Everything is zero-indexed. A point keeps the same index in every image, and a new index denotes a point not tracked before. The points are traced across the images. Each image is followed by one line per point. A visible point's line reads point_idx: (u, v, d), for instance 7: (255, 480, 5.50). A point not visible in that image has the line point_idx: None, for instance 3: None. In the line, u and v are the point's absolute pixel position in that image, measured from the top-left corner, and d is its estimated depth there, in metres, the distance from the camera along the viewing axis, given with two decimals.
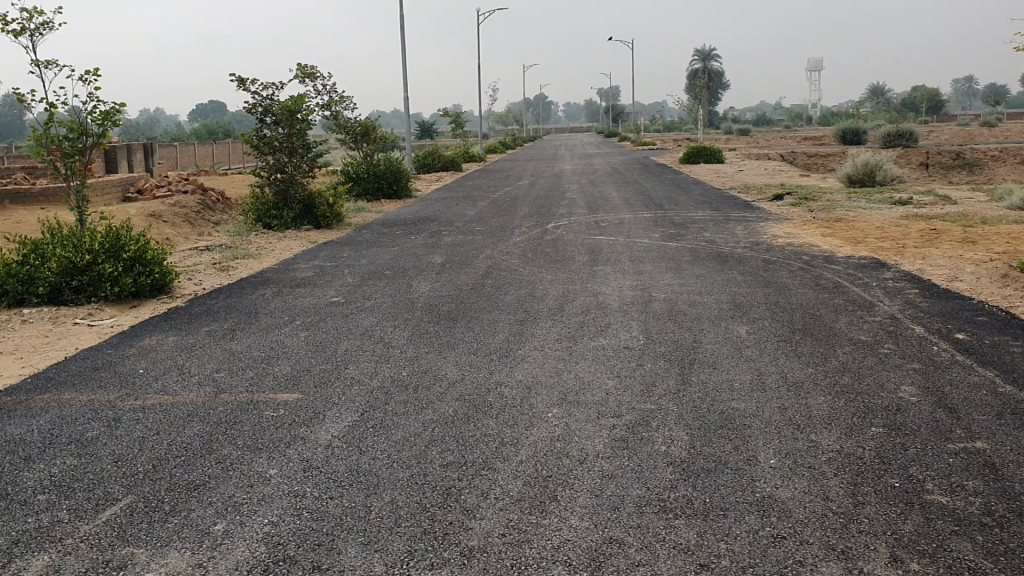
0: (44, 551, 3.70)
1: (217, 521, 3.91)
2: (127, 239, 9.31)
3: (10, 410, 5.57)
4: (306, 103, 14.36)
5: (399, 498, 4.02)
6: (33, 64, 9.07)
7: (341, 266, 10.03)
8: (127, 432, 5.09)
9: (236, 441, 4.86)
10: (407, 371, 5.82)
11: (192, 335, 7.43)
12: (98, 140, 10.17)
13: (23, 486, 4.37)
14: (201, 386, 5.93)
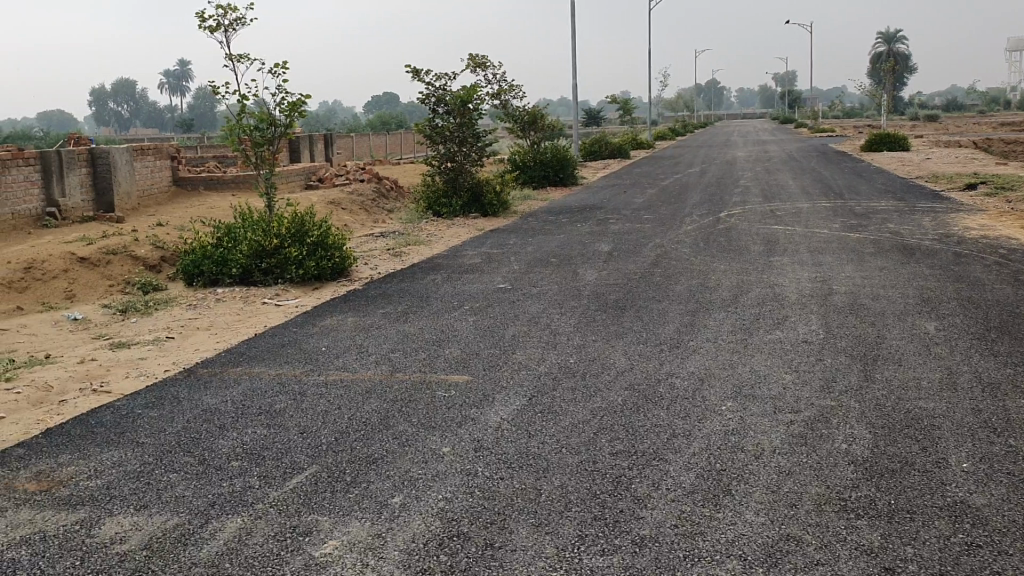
0: (237, 514, 3.95)
1: (394, 495, 4.05)
2: (310, 225, 9.80)
3: (205, 381, 5.98)
4: (477, 93, 14.63)
5: (569, 483, 4.03)
6: (228, 59, 9.63)
7: (509, 253, 10.17)
8: (310, 406, 5.36)
9: (411, 419, 5.01)
10: (575, 358, 5.83)
11: (369, 316, 7.73)
12: (285, 130, 10.72)
13: (218, 452, 4.68)
14: (377, 365, 6.16)
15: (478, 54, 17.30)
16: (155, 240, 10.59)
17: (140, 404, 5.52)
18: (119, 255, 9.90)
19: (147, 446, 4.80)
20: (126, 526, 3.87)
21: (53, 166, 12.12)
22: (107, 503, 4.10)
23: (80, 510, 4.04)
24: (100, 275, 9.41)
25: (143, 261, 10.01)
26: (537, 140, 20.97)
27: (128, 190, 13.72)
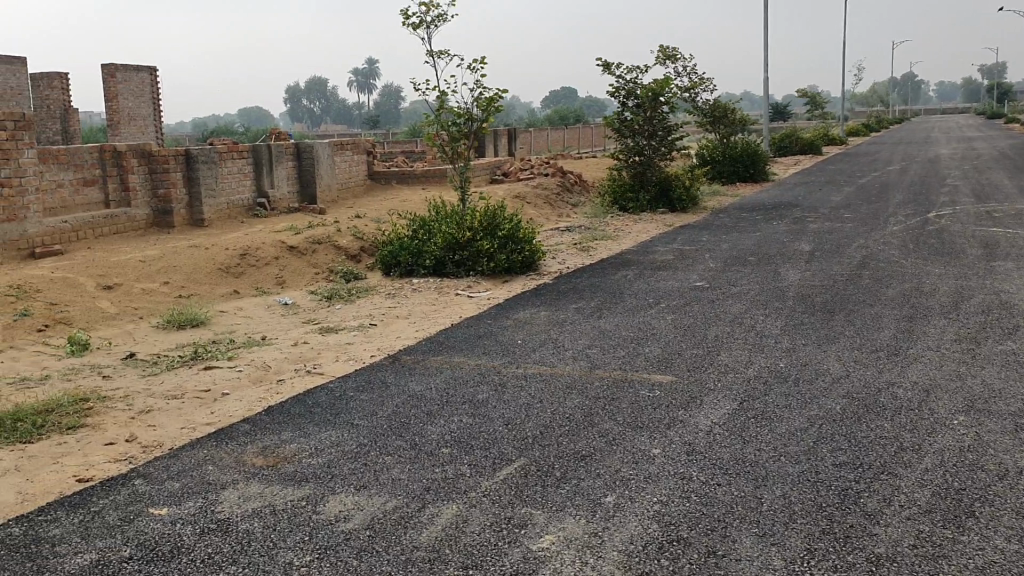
0: (452, 501, 3.99)
1: (607, 493, 3.99)
2: (503, 218, 9.92)
3: (410, 367, 6.14)
4: (670, 85, 14.32)
5: (792, 493, 3.84)
6: (429, 55, 9.86)
7: (702, 251, 9.92)
8: (513, 398, 5.39)
9: (616, 417, 4.94)
10: (785, 362, 5.59)
11: (564, 310, 7.72)
12: (480, 125, 10.89)
13: (429, 438, 4.77)
14: (576, 361, 6.13)
15: (668, 47, 16.99)
16: (355, 231, 11.04)
17: (351, 387, 5.73)
18: (323, 245, 10.38)
19: (360, 429, 4.96)
20: (349, 505, 3.99)
21: (263, 160, 12.86)
22: (329, 481, 4.26)
23: (303, 486, 4.21)
24: (306, 263, 9.89)
25: (345, 251, 10.45)
26: (724, 134, 20.47)
27: (328, 183, 14.38)
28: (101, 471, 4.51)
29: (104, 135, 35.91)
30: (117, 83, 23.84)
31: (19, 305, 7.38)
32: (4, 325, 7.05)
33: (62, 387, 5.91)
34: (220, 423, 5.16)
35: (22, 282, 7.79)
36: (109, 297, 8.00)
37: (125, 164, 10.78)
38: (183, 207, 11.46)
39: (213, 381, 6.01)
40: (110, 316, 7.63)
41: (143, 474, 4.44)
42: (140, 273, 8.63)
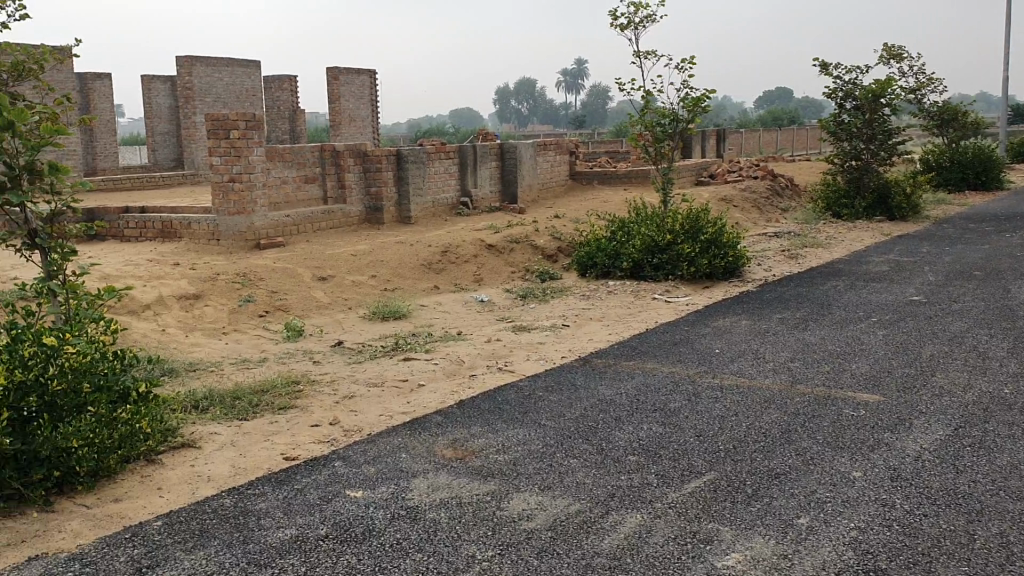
0: (636, 510, 3.92)
1: (800, 515, 3.78)
2: (705, 221, 9.69)
3: (602, 371, 6.12)
4: (893, 86, 13.50)
5: (1011, 533, 3.49)
6: (636, 56, 9.79)
7: (922, 263, 9.27)
8: (706, 408, 5.24)
9: (815, 435, 4.69)
10: (1010, 389, 5.11)
11: (765, 320, 7.44)
12: (686, 126, 10.70)
13: (616, 444, 4.72)
14: (776, 373, 5.88)
15: (893, 45, 16.02)
16: (554, 231, 11.14)
17: (541, 386, 5.78)
18: (523, 244, 10.55)
19: (548, 429, 4.98)
20: (533, 505, 4.01)
21: (469, 160, 13.24)
22: (515, 478, 4.30)
23: (490, 481, 4.28)
24: (505, 261, 10.09)
25: (544, 251, 10.57)
26: (954, 137, 19.05)
27: (531, 183, 14.61)
28: (305, 451, 4.78)
29: (327, 134, 38.21)
30: (340, 85, 25.30)
31: (243, 292, 7.98)
32: (230, 310, 7.64)
33: (276, 369, 6.32)
34: (415, 413, 5.35)
35: (248, 271, 8.41)
36: (322, 287, 8.48)
37: (342, 163, 11.41)
38: (393, 205, 11.99)
39: (411, 372, 6.24)
40: (322, 305, 8.10)
41: (342, 457, 4.67)
42: (351, 266, 9.11)
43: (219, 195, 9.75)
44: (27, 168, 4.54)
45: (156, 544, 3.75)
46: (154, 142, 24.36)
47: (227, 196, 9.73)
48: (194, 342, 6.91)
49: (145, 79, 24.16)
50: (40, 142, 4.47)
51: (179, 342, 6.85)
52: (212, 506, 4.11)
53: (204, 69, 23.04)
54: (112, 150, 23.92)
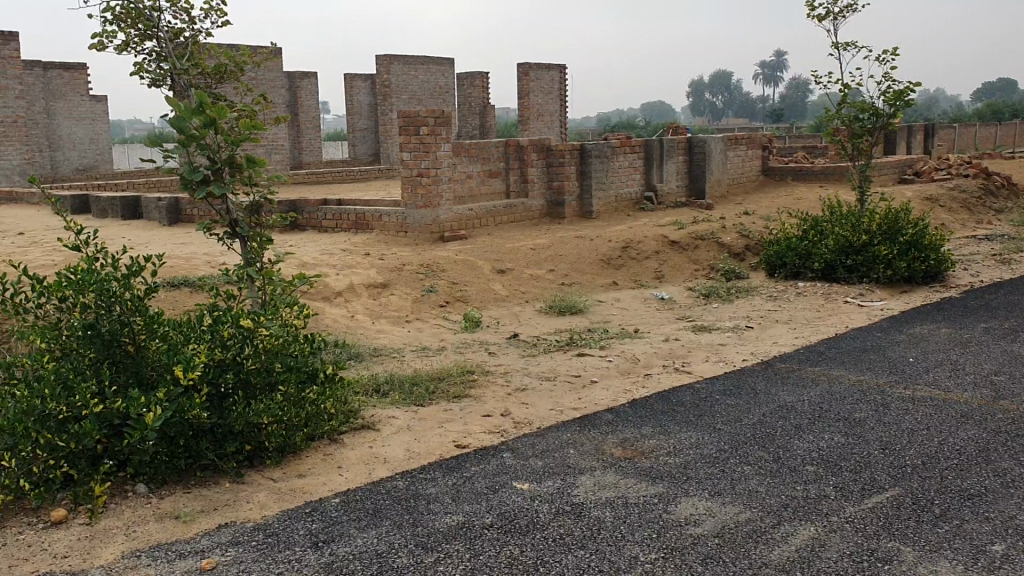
0: (811, 523, 3.74)
1: (995, 542, 3.48)
2: (906, 222, 9.11)
3: (784, 375, 5.89)
4: None
5: None
6: (835, 47, 9.35)
7: None
8: (894, 420, 4.92)
9: (1018, 457, 4.31)
10: None
11: (969, 329, 6.92)
12: (888, 121, 10.10)
13: (793, 453, 4.52)
14: (978, 387, 5.45)
15: None
16: (741, 229, 10.80)
17: (718, 389, 5.63)
18: (707, 241, 10.31)
19: (722, 434, 4.84)
20: (701, 510, 3.91)
21: (654, 154, 13.09)
22: (685, 482, 4.21)
23: (658, 483, 4.20)
24: (687, 259, 9.89)
25: (729, 248, 10.28)
26: None
27: (719, 178, 14.25)
28: (476, 440, 4.87)
29: (518, 128, 38.82)
30: (530, 81, 25.66)
31: (427, 282, 8.25)
32: (414, 299, 7.91)
33: (454, 358, 6.49)
34: (586, 409, 5.34)
35: (432, 262, 8.68)
36: (502, 280, 8.63)
37: (526, 157, 11.56)
38: (576, 199, 12.02)
39: (585, 367, 6.24)
40: (502, 298, 8.24)
41: (512, 448, 4.73)
42: (531, 259, 9.21)
43: (409, 189, 10.11)
44: (229, 161, 4.88)
45: (332, 520, 3.93)
46: (354, 138, 25.62)
47: (415, 190, 10.06)
48: (379, 328, 7.21)
49: (348, 76, 25.47)
50: (240, 138, 4.80)
51: (364, 328, 7.17)
52: (386, 487, 4.27)
53: (401, 68, 23.96)
54: (315, 145, 25.35)
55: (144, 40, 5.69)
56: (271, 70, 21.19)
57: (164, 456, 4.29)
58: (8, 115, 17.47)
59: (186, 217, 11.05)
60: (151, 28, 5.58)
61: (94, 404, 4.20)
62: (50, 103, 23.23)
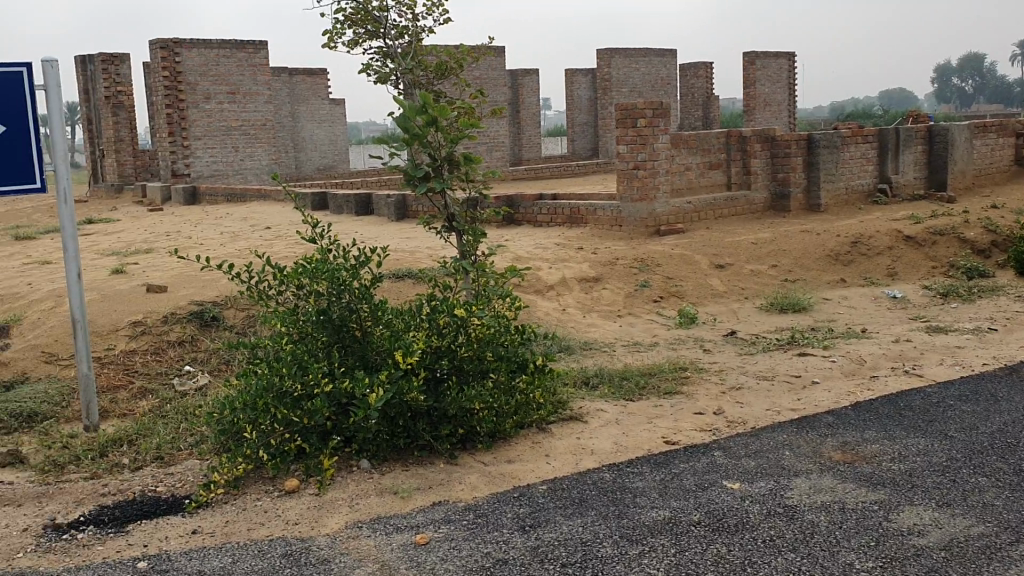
0: None
1: None
2: None
3: None
4: None
5: None
6: None
7: None
8: None
9: None
10: None
11: None
12: None
13: None
14: None
15: None
16: (987, 223, 9.95)
17: (953, 394, 5.22)
18: (947, 236, 9.57)
19: (955, 442, 4.49)
20: (927, 520, 3.65)
21: (889, 144, 12.34)
22: (910, 490, 3.94)
23: (880, 490, 3.96)
24: (924, 255, 9.23)
25: (972, 243, 9.49)
26: None
27: (964, 169, 13.18)
28: (686, 437, 4.80)
29: (744, 120, 37.70)
30: (756, 70, 24.91)
31: (641, 277, 8.21)
32: (627, 294, 7.90)
33: (666, 354, 6.42)
34: (804, 411, 5.12)
35: (648, 256, 8.63)
36: (718, 276, 8.43)
37: (748, 149, 11.22)
38: (801, 191, 11.53)
39: (805, 368, 5.98)
40: (718, 294, 8.05)
41: (723, 447, 4.61)
42: (751, 254, 8.94)
43: (625, 183, 10.09)
44: (448, 159, 5.08)
45: (539, 506, 4.01)
46: (575, 133, 25.86)
47: (631, 183, 10.04)
48: (591, 322, 7.26)
49: (569, 72, 25.81)
50: (458, 135, 4.99)
51: (577, 321, 7.24)
52: (593, 478, 4.30)
53: (621, 60, 24.03)
54: (536, 142, 25.84)
55: (373, 39, 6.08)
56: (493, 69, 21.87)
57: (385, 435, 4.55)
58: (258, 119, 19.11)
59: (411, 212, 11.62)
60: (380, 28, 5.97)
61: (324, 384, 4.52)
62: (295, 107, 25.14)
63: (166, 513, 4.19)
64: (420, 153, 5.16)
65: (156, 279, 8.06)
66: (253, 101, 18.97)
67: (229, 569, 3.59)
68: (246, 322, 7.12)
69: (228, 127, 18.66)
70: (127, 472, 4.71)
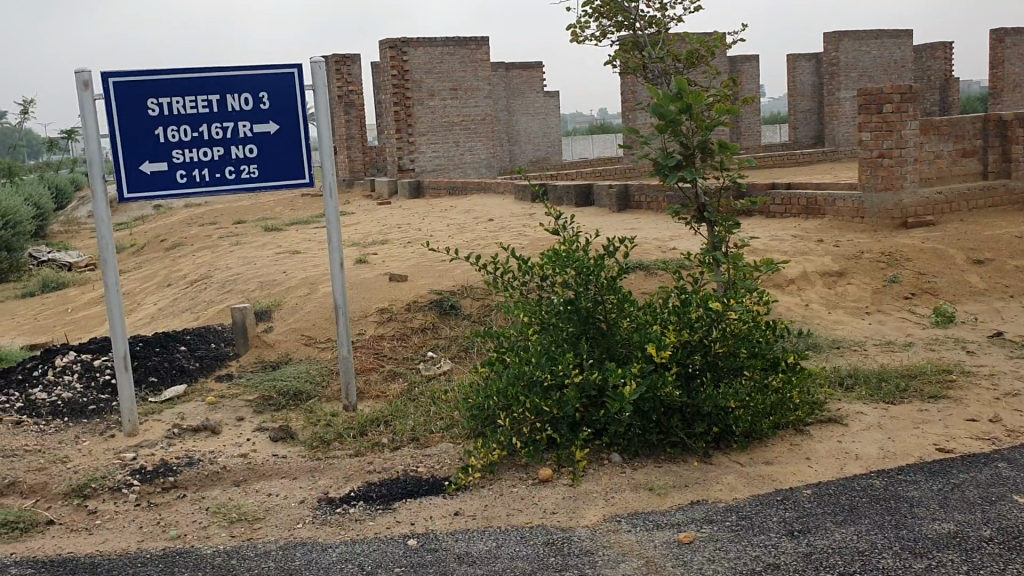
0: None
1: None
2: None
3: None
4: None
5: None
6: None
7: None
8: None
9: None
10: None
11: None
12: None
13: None
14: None
15: None
16: None
17: None
18: None
19: None
20: None
21: None
22: None
23: None
24: None
25: None
26: None
27: None
28: (962, 445, 4.45)
29: (982, 104, 34.86)
30: (1005, 48, 22.96)
31: (889, 272, 7.73)
32: (874, 290, 7.47)
33: (926, 355, 6.00)
34: None
35: (895, 250, 8.11)
36: (977, 271, 7.80)
37: (1010, 134, 10.34)
38: None
39: None
40: (979, 292, 7.44)
41: (1007, 458, 4.23)
42: (1014, 249, 8.20)
43: (868, 171, 9.58)
44: (701, 147, 4.95)
45: (806, 511, 3.84)
46: (797, 120, 24.80)
47: (875, 172, 9.51)
48: (837, 319, 6.90)
49: (792, 57, 24.79)
50: (713, 122, 4.84)
51: (821, 318, 6.91)
52: (862, 485, 4.06)
53: (850, 43, 22.86)
54: (755, 130, 25.02)
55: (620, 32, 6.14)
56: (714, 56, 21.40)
57: (637, 429, 4.52)
58: (479, 114, 19.59)
59: (634, 203, 11.53)
60: (629, 19, 6.03)
61: (576, 374, 4.54)
62: (511, 101, 25.75)
63: (428, 494, 4.34)
64: (672, 142, 5.06)
65: (396, 269, 8.43)
66: (474, 96, 19.45)
67: (496, 553, 3.66)
68: (483, 311, 7.29)
69: (451, 122, 19.30)
70: (388, 452, 4.93)
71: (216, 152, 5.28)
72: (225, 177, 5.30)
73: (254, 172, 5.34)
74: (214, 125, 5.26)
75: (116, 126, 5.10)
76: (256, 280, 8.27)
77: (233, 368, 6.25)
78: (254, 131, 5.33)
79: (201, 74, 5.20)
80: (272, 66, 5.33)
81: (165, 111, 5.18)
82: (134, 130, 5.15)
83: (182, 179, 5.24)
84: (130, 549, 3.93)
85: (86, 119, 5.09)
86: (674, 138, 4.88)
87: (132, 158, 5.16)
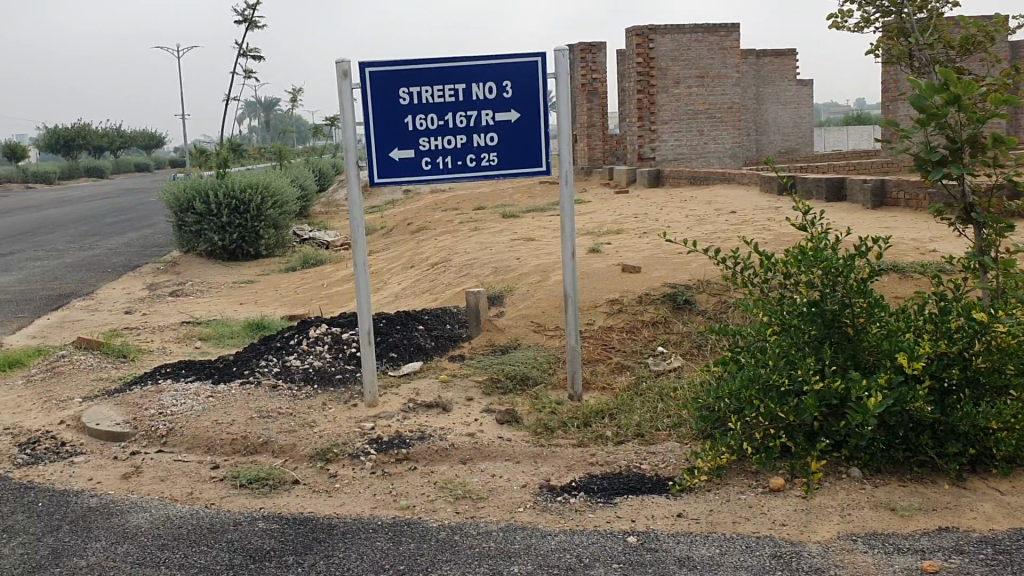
0: None
1: None
2: None
3: None
4: None
5: None
6: None
7: None
8: None
9: None
10: None
11: None
12: None
13: None
14: None
15: None
16: None
17: None
18: None
19: None
20: None
21: None
22: None
23: None
24: None
25: None
26: None
27: None
28: None
29: None
30: None
31: None
32: None
33: None
34: None
35: None
36: None
37: None
38: None
39: None
40: None
41: None
42: None
43: None
44: (970, 141, 4.48)
45: None
46: None
47: None
48: None
49: None
50: (987, 114, 4.37)
51: None
52: None
53: None
54: None
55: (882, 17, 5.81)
56: None
57: (881, 444, 4.19)
58: (726, 102, 19.09)
59: (891, 200, 10.76)
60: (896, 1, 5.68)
61: (815, 380, 4.28)
62: (760, 89, 24.92)
63: (650, 492, 4.24)
64: (938, 134, 4.63)
65: (630, 259, 8.35)
66: (721, 84, 19.07)
67: (718, 560, 3.51)
68: (718, 307, 7.06)
69: (695, 110, 18.96)
70: (611, 445, 4.89)
71: (459, 140, 5.44)
72: (467, 164, 5.45)
73: (493, 160, 5.46)
74: (459, 114, 5.42)
75: (370, 115, 5.37)
76: (491, 265, 8.48)
77: (466, 349, 6.45)
78: (496, 120, 5.44)
79: (449, 64, 5.37)
80: (516, 56, 5.40)
81: (415, 101, 5.40)
82: (386, 118, 5.41)
83: (428, 166, 5.44)
84: (363, 514, 4.14)
85: (345, 107, 5.40)
86: (940, 131, 4.46)
87: (384, 145, 5.41)
